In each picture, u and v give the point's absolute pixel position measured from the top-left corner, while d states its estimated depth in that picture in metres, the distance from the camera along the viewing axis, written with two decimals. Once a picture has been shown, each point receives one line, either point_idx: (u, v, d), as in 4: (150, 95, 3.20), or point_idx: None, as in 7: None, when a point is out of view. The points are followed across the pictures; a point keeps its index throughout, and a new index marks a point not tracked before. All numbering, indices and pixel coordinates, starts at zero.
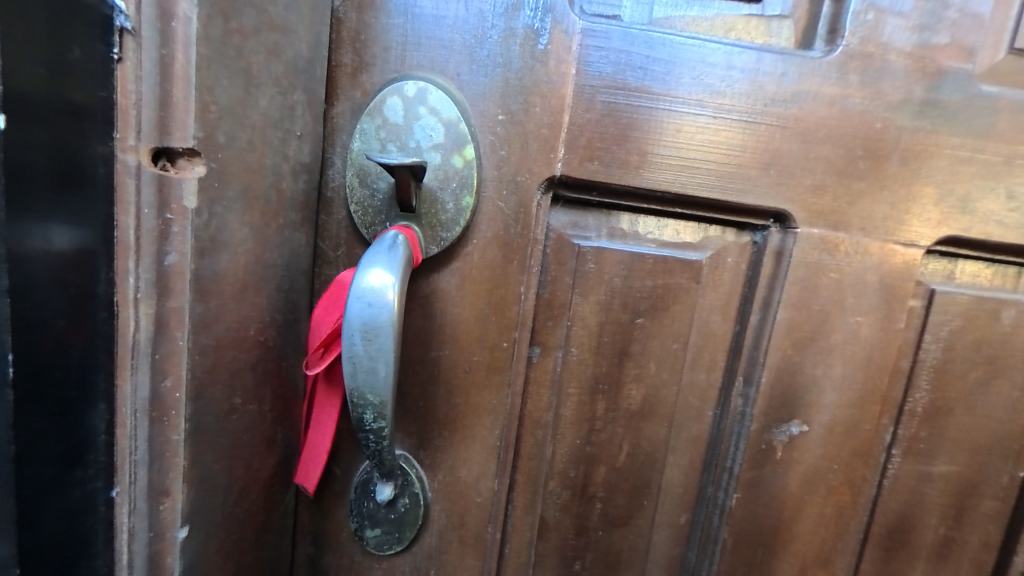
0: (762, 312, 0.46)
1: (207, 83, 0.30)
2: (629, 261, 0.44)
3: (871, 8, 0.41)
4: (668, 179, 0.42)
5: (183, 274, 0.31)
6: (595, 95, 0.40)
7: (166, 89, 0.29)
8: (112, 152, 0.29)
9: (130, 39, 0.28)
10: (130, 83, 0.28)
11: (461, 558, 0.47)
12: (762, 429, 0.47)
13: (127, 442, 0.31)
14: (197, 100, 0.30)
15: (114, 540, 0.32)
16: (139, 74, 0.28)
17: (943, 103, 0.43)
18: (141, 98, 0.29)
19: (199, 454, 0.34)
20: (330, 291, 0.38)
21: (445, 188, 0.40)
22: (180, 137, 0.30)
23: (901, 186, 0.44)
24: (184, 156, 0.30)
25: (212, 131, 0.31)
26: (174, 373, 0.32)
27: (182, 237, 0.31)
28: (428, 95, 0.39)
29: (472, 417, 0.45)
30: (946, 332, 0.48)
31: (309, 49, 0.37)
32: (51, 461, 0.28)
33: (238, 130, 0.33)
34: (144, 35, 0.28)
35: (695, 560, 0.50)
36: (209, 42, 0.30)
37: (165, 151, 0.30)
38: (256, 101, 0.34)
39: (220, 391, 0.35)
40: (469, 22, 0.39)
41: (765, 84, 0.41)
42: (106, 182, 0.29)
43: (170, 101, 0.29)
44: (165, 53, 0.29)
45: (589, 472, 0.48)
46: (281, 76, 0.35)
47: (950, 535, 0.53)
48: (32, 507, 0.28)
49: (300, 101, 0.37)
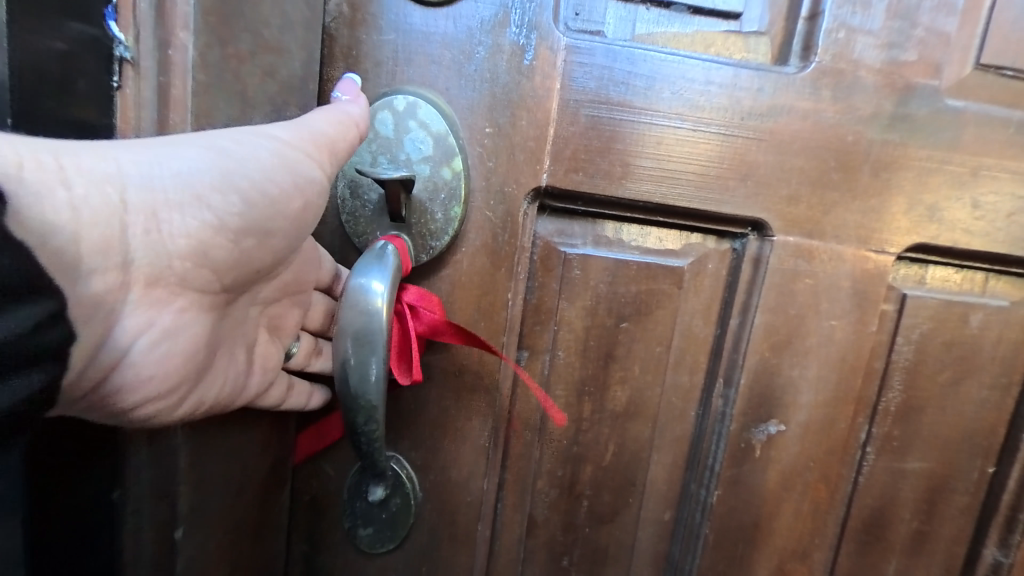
0: (741, 316, 0.48)
1: (204, 108, 0.34)
2: (614, 267, 0.46)
3: (842, 27, 0.43)
4: (649, 189, 0.44)
5: (313, 255, 0.42)
6: (580, 108, 0.42)
7: (164, 114, 0.33)
8: None
9: (129, 69, 0.32)
10: (130, 109, 0.33)
11: (452, 555, 0.49)
12: (741, 428, 0.49)
13: (223, 366, 0.39)
14: (194, 124, 0.34)
15: (123, 535, 0.37)
16: (138, 101, 0.33)
17: (912, 116, 0.45)
18: (141, 123, 0.33)
19: (267, 400, 0.41)
20: (406, 295, 0.40)
21: (434, 199, 0.41)
22: None
23: (873, 195, 0.46)
24: None
25: None
26: (302, 336, 0.46)
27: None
28: (417, 109, 0.40)
29: (463, 419, 0.46)
30: (917, 334, 0.50)
31: (303, 67, 0.37)
32: (66, 453, 0.35)
33: None
34: (142, 65, 0.32)
35: (679, 555, 0.52)
36: (208, 69, 0.33)
37: None
38: (250, 119, 0.36)
39: (319, 362, 0.47)
40: (458, 38, 0.40)
41: (742, 99, 0.43)
42: None
43: (168, 124, 0.33)
44: (163, 80, 0.33)
45: (576, 471, 0.49)
46: (275, 95, 0.37)
47: (923, 529, 0.55)
48: (60, 487, 0.35)
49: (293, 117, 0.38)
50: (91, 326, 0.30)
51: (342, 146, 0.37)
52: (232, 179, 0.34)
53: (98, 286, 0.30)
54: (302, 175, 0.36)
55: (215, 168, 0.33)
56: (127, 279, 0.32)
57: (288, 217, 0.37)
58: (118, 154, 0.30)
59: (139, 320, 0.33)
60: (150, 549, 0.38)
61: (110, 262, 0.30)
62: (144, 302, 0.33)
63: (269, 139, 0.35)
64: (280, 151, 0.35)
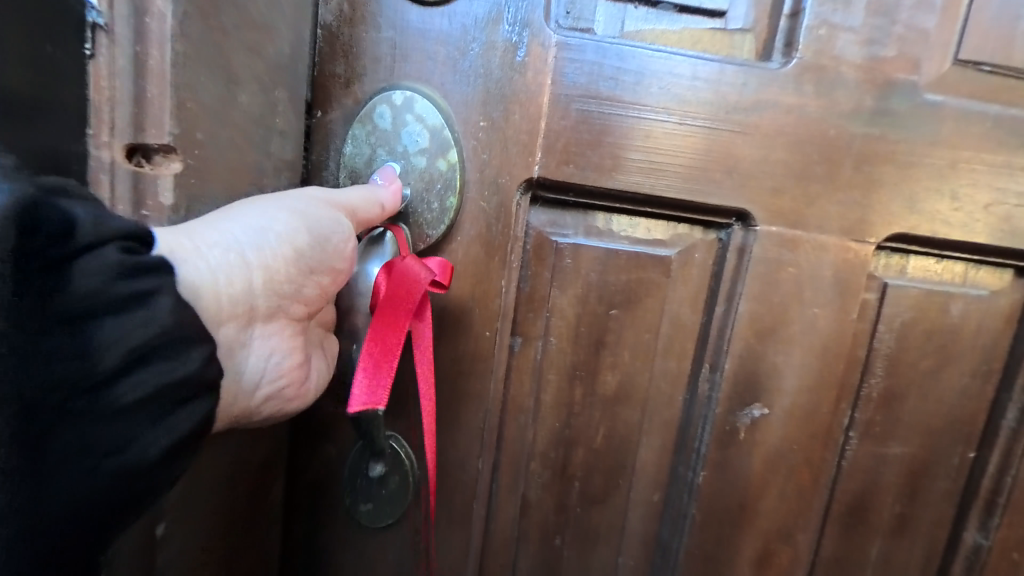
0: (726, 305, 0.49)
1: (185, 81, 0.33)
2: (604, 257, 0.48)
3: (824, 24, 0.44)
4: (638, 181, 0.46)
5: None
6: (570, 103, 0.44)
7: (141, 86, 0.32)
8: (87, 150, 0.32)
9: (104, 36, 0.31)
10: (103, 80, 0.31)
11: (448, 533, 0.51)
12: (727, 412, 0.51)
13: (327, 369, 0.43)
14: (174, 97, 0.32)
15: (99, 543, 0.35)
16: (112, 70, 0.31)
17: (894, 111, 0.46)
18: (116, 94, 0.32)
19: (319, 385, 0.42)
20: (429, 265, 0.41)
21: (430, 190, 0.43)
22: (156, 134, 0.33)
23: (854, 188, 0.47)
24: (161, 152, 0.33)
25: (190, 127, 0.34)
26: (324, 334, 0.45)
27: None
28: (414, 103, 0.42)
29: (459, 402, 0.48)
30: (899, 323, 0.52)
31: (291, 47, 0.40)
32: None
33: (219, 128, 0.36)
34: (117, 31, 0.31)
35: (668, 535, 0.54)
36: (186, 39, 0.32)
37: (141, 148, 0.33)
38: (236, 98, 0.36)
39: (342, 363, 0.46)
40: (453, 35, 0.42)
41: (727, 94, 0.45)
42: (79, 177, 0.32)
43: (145, 97, 0.32)
44: (140, 49, 0.31)
45: (568, 453, 0.51)
46: (263, 74, 0.38)
47: (904, 512, 0.57)
48: None
49: (281, 99, 0.40)
50: (230, 355, 0.35)
51: (360, 204, 0.39)
52: (309, 232, 0.36)
53: (229, 327, 0.34)
54: (338, 224, 0.37)
55: (288, 220, 0.36)
56: (249, 320, 0.35)
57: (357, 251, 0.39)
58: (212, 223, 0.34)
59: (263, 349, 0.37)
60: (128, 561, 0.37)
61: (236, 309, 0.34)
62: (262, 336, 0.37)
63: (324, 198, 0.38)
64: (333, 206, 0.38)
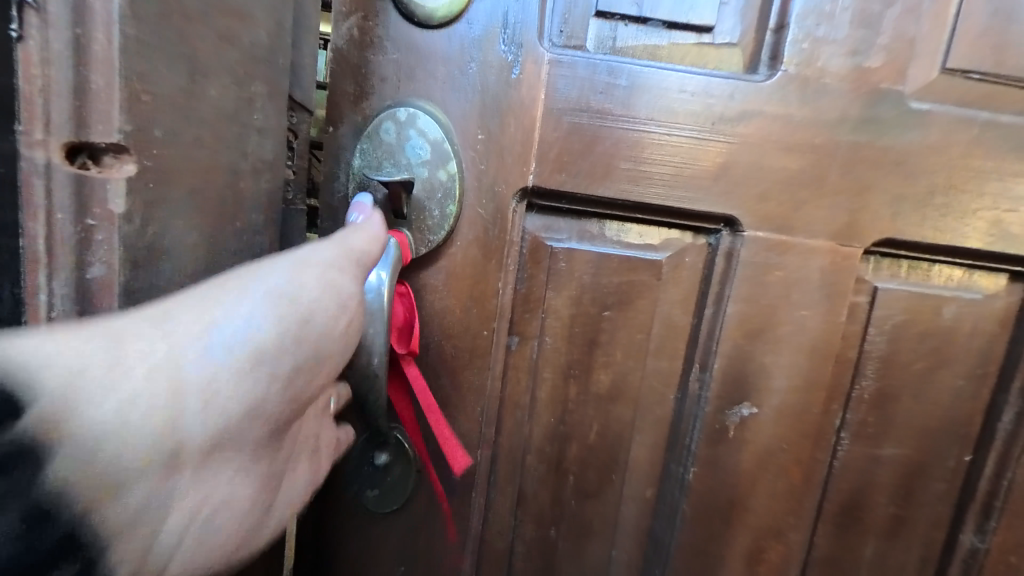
0: (715, 306, 0.51)
1: (140, 71, 0.29)
2: (597, 260, 0.50)
3: (808, 37, 0.46)
4: (628, 188, 0.48)
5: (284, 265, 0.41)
6: (562, 115, 0.46)
7: (83, 74, 0.28)
8: (18, 148, 0.28)
9: (32, 14, 0.26)
10: (34, 67, 0.27)
11: (448, 520, 0.53)
12: (717, 411, 0.52)
13: (296, 476, 0.36)
14: (125, 88, 0.29)
15: None
16: (47, 56, 0.27)
17: (880, 119, 0.48)
18: (51, 83, 0.28)
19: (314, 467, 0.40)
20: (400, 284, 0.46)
21: (431, 198, 0.46)
22: (103, 131, 0.29)
23: (841, 194, 0.49)
24: (111, 153, 0.30)
25: (146, 124, 0.30)
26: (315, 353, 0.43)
27: (108, 246, 0.30)
28: (417, 119, 0.45)
29: (458, 396, 0.51)
30: (890, 325, 0.53)
31: (268, 39, 0.39)
32: None
33: (183, 126, 0.33)
34: (50, 10, 0.27)
35: (661, 530, 0.56)
36: (140, 23, 0.29)
37: (86, 148, 0.29)
38: (205, 92, 0.34)
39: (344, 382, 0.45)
40: (453, 54, 0.45)
41: (714, 105, 0.47)
42: (12, 179, 0.28)
43: (88, 87, 0.28)
44: (80, 32, 0.27)
45: (563, 448, 0.54)
46: (236, 66, 0.36)
47: (899, 513, 0.58)
48: None
49: (259, 94, 0.39)
50: (229, 458, 0.29)
51: (359, 256, 0.37)
52: (284, 331, 0.30)
53: (147, 479, 0.25)
54: (346, 298, 0.34)
55: (262, 309, 0.29)
56: (177, 466, 0.26)
57: (335, 345, 0.34)
58: (218, 288, 0.28)
59: (192, 500, 0.27)
60: None
61: (164, 445, 0.25)
62: (196, 481, 0.27)
63: (315, 272, 0.33)
64: (326, 285, 0.33)
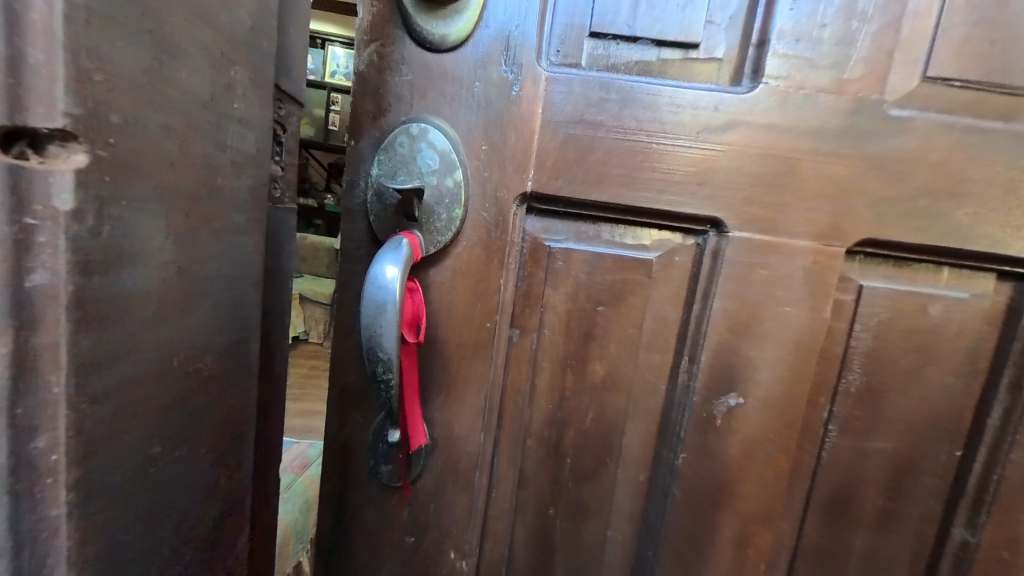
0: (703, 303, 0.55)
1: (92, 46, 0.25)
2: (591, 259, 0.54)
3: (789, 51, 0.49)
4: (619, 192, 0.52)
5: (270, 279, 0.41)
6: (558, 127, 0.51)
7: (20, 48, 0.24)
8: None
9: None
10: None
11: (455, 497, 0.58)
12: (705, 400, 0.56)
13: None
14: (69, 64, 0.25)
15: None
16: None
17: (861, 126, 0.50)
18: None
19: None
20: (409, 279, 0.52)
21: (439, 203, 0.52)
22: (44, 114, 0.25)
23: (824, 197, 0.52)
24: (56, 141, 0.26)
25: (102, 107, 0.26)
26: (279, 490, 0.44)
27: (52, 250, 0.26)
28: (428, 133, 0.51)
29: (464, 383, 0.56)
30: (876, 322, 0.55)
31: (251, 17, 0.35)
32: None
33: (149, 112, 0.29)
34: None
35: (653, 513, 0.60)
36: None
37: (25, 134, 0.25)
38: (176, 74, 0.30)
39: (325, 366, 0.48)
40: (459, 75, 0.50)
41: (700, 115, 0.51)
42: None
43: (24, 63, 0.24)
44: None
45: (561, 433, 0.58)
46: (211, 43, 0.32)
47: (889, 505, 0.59)
48: None
49: (238, 78, 0.35)
50: None
51: None
52: None
53: None
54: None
55: None
56: None
57: None
58: None
59: None
60: None
61: None
62: None
63: None
64: None
